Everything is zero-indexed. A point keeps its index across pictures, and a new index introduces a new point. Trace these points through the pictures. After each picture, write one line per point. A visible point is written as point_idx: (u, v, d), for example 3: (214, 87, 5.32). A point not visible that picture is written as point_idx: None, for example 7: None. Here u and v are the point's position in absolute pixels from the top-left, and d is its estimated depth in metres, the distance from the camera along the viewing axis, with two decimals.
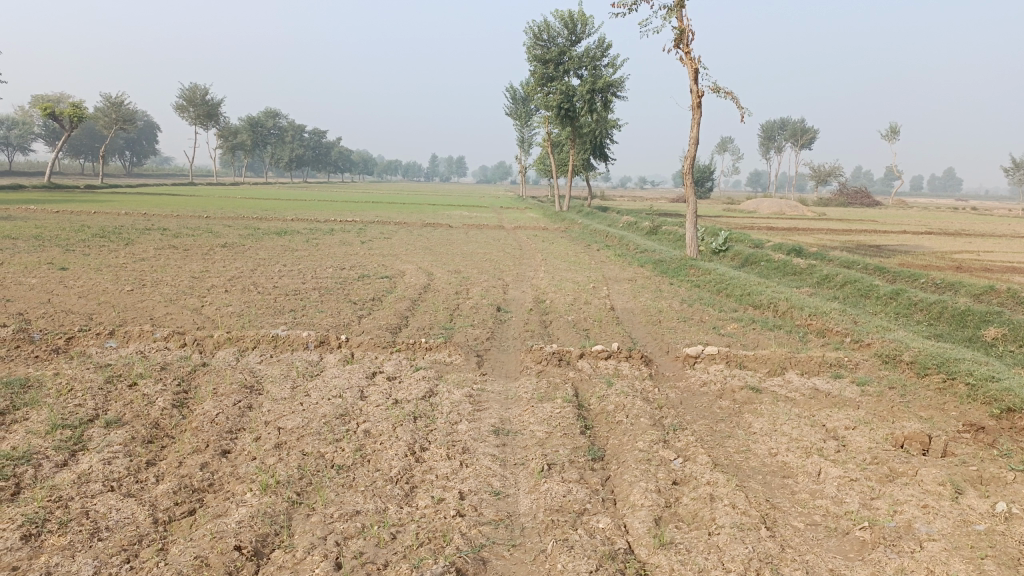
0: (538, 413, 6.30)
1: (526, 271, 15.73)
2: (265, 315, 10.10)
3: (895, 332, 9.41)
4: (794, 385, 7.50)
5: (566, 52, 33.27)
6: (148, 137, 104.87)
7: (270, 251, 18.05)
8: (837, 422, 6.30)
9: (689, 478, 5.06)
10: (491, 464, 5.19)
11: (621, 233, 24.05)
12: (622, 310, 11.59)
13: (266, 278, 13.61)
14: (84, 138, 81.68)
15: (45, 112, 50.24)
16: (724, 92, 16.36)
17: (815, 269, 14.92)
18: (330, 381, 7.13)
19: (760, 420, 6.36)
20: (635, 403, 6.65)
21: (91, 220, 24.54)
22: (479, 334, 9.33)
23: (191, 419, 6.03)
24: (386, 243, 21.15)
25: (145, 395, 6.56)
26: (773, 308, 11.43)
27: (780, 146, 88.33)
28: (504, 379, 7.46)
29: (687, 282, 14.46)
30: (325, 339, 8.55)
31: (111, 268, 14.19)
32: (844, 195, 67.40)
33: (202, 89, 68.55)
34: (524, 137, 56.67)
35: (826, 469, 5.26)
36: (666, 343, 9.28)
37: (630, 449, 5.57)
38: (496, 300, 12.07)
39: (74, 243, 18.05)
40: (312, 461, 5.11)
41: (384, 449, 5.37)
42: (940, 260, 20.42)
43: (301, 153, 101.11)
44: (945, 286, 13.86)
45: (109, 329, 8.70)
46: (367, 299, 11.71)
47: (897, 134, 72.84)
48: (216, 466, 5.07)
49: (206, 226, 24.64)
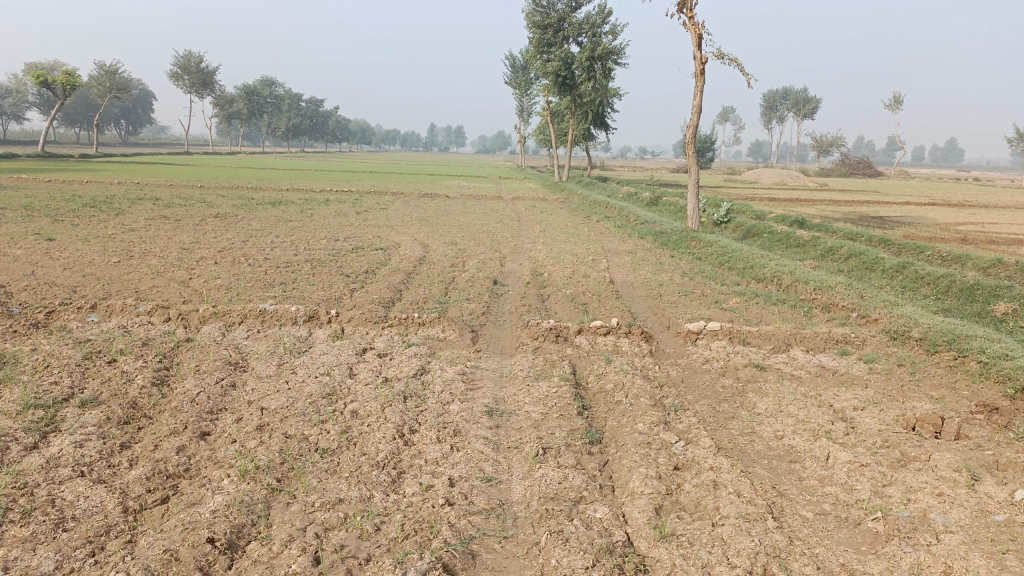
0: (533, 393, 6.04)
1: (523, 243, 15.39)
2: (254, 288, 9.79)
3: (903, 306, 9.13)
4: (800, 362, 7.23)
5: (565, 18, 32.60)
6: (143, 106, 103.82)
7: (264, 222, 17.73)
8: (845, 403, 6.04)
9: (692, 463, 4.81)
10: (484, 447, 4.93)
11: (621, 205, 23.68)
12: (621, 283, 11.30)
13: (257, 250, 13.29)
14: (78, 107, 80.75)
15: (38, 79, 49.37)
16: (728, 59, 15.91)
17: (818, 241, 14.60)
18: (318, 358, 6.86)
19: (765, 400, 6.10)
20: (635, 382, 6.38)
21: (82, 190, 24.17)
22: (475, 308, 9.05)
23: (170, 399, 5.77)
24: (382, 214, 20.77)
25: (124, 373, 6.29)
26: (777, 281, 11.12)
27: (781, 116, 87.36)
28: (499, 356, 7.19)
29: (688, 254, 14.16)
30: (315, 314, 8.26)
31: (99, 239, 13.86)
32: (845, 166, 66.79)
33: (196, 56, 67.56)
34: (524, 106, 55.97)
35: (835, 454, 5.01)
36: (667, 318, 8.99)
37: (630, 431, 5.31)
38: (493, 272, 11.77)
39: (63, 214, 17.69)
40: (294, 445, 4.85)
41: (371, 431, 5.11)
42: (945, 232, 20.07)
43: (298, 122, 100.12)
44: (951, 259, 13.56)
45: (91, 303, 8.40)
46: (360, 271, 11.40)
47: (900, 105, 72.00)
48: (194, 450, 4.82)
49: (199, 196, 24.24)
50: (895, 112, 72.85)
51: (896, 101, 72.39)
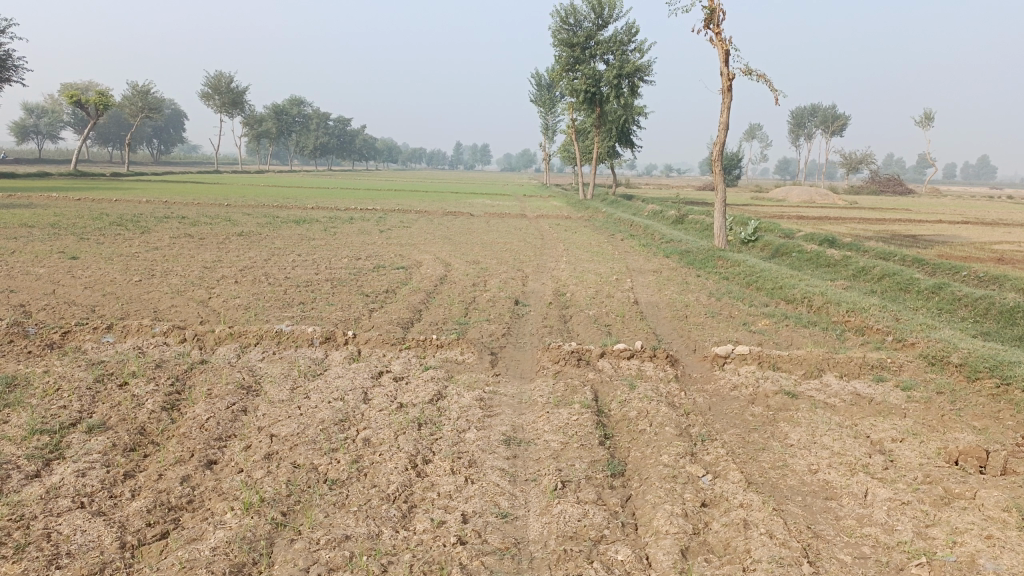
0: (553, 420, 5.80)
1: (546, 262, 15.19)
2: (273, 308, 9.66)
3: (941, 330, 8.77)
4: (833, 389, 6.91)
5: (592, 36, 32.54)
6: (174, 125, 105.55)
7: (286, 240, 17.69)
8: (883, 434, 5.72)
9: (720, 499, 4.53)
10: (500, 480, 4.70)
11: (646, 223, 23.39)
12: (646, 304, 11.03)
13: (278, 268, 13.22)
14: (111, 126, 82.22)
15: (73, 99, 50.29)
16: (756, 75, 15.65)
17: (850, 260, 14.22)
18: (332, 382, 6.67)
19: (797, 430, 5.80)
20: (660, 409, 6.11)
21: (110, 208, 24.41)
22: (495, 330, 8.84)
23: (179, 424, 5.61)
24: (405, 232, 20.70)
25: (134, 396, 6.15)
26: (808, 303, 10.78)
27: (809, 133, 86.58)
28: (518, 381, 6.96)
29: (715, 273, 13.86)
30: (332, 335, 8.10)
31: (122, 258, 13.87)
32: (875, 183, 65.90)
33: (227, 76, 68.51)
34: (549, 124, 55.99)
35: (874, 491, 4.71)
36: (693, 341, 8.71)
37: (654, 463, 5.04)
38: (515, 292, 11.57)
39: (90, 232, 17.79)
40: (302, 475, 4.65)
41: (383, 461, 4.90)
42: (981, 251, 19.53)
43: (325, 141, 101.17)
44: (989, 279, 13.11)
45: (107, 323, 8.30)
46: (380, 291, 11.25)
47: (931, 121, 71.10)
48: (199, 480, 4.65)
49: (224, 214, 24.35)
50: (926, 128, 71.81)
51: (927, 118, 71.29)
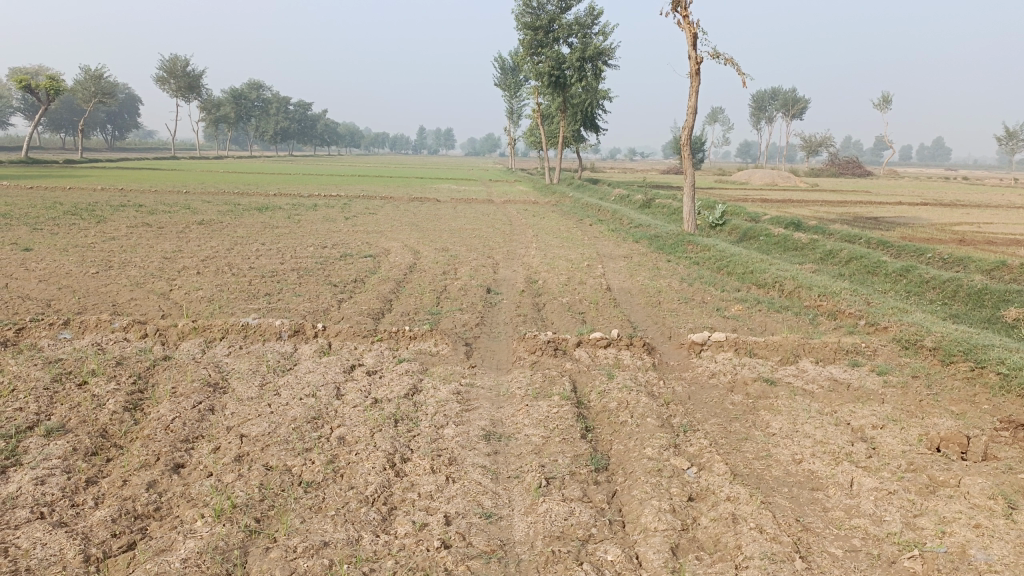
0: (532, 414, 5.67)
1: (516, 248, 15.03)
2: (238, 300, 9.37)
3: (912, 313, 8.81)
4: (810, 375, 6.89)
5: (556, 19, 32.26)
6: (129, 111, 102.97)
7: (249, 229, 17.28)
8: (863, 420, 5.70)
9: (706, 493, 4.45)
10: (482, 478, 4.56)
11: (614, 207, 23.33)
12: (619, 290, 10.95)
13: (242, 258, 12.87)
14: (64, 111, 79.91)
15: (21, 84, 48.53)
16: (724, 59, 15.59)
17: (817, 244, 14.29)
18: (303, 377, 6.46)
19: (779, 418, 5.74)
20: (640, 400, 6.01)
21: (64, 197, 23.66)
22: (468, 319, 8.68)
23: (143, 425, 5.37)
24: (371, 219, 20.39)
25: (95, 396, 5.88)
26: (779, 287, 10.79)
27: (770, 116, 87.32)
28: (495, 372, 6.81)
29: (685, 258, 13.84)
30: (300, 328, 7.86)
31: (78, 249, 13.40)
32: (835, 165, 66.74)
33: (183, 59, 66.87)
34: (513, 108, 55.62)
35: (860, 480, 4.67)
36: (668, 328, 8.63)
37: (637, 457, 4.95)
38: (486, 280, 11.40)
39: (43, 222, 17.19)
40: (275, 478, 4.46)
41: (360, 461, 4.73)
42: (942, 233, 19.81)
43: (286, 126, 99.46)
44: (953, 261, 13.26)
45: (64, 318, 7.97)
46: (348, 280, 11.00)
47: (889, 104, 72.12)
48: (166, 486, 4.43)
49: (183, 202, 23.75)
50: (884, 111, 72.81)
51: (885, 100, 72.26)
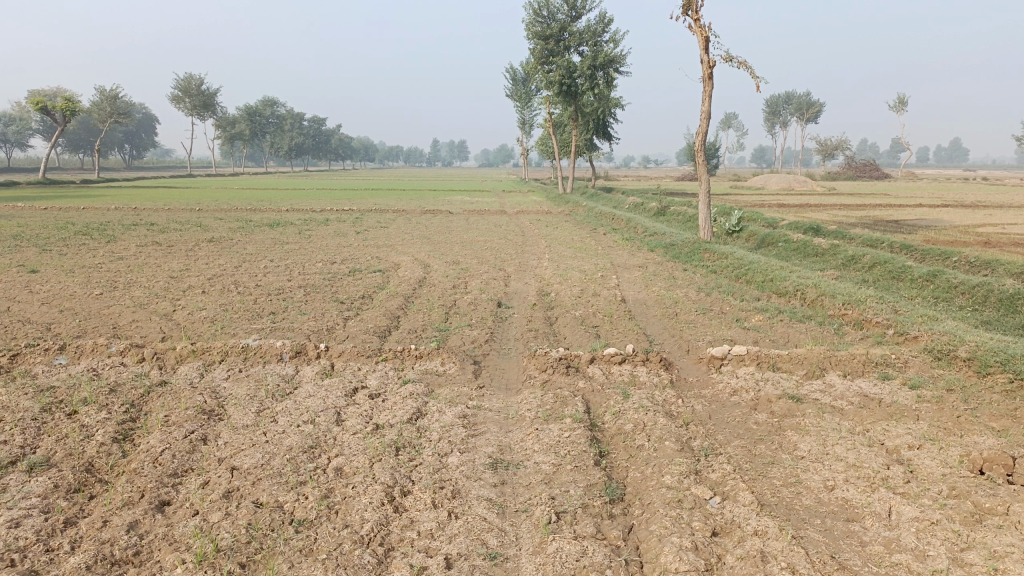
0: (542, 439, 5.32)
1: (529, 260, 14.71)
2: (241, 320, 9.10)
3: (943, 321, 8.39)
4: (838, 391, 6.49)
5: (566, 28, 32.00)
6: (145, 130, 103.93)
7: (259, 245, 17.09)
8: (898, 440, 5.31)
9: (732, 527, 4.08)
10: (487, 514, 4.22)
11: (629, 216, 22.97)
12: (634, 302, 10.60)
13: (249, 276, 12.63)
14: (81, 132, 80.62)
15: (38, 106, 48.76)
16: (737, 62, 15.22)
17: (839, 249, 13.86)
18: (303, 402, 6.16)
19: (807, 439, 5.37)
20: (657, 421, 5.65)
21: (76, 217, 23.63)
22: (477, 336, 8.35)
23: (131, 458, 5.08)
24: (382, 232, 20.16)
25: (84, 427, 5.60)
26: (801, 296, 10.38)
27: (785, 120, 86.65)
28: (504, 393, 6.48)
29: (702, 267, 13.46)
30: (302, 349, 7.56)
31: (85, 270, 13.21)
32: (852, 169, 65.97)
33: (197, 78, 67.33)
34: (526, 118, 55.42)
35: (898, 509, 4.29)
36: (686, 341, 8.27)
37: (655, 485, 4.59)
38: (497, 294, 11.08)
39: (53, 242, 17.08)
40: (265, 517, 4.15)
41: (357, 496, 4.40)
42: (965, 235, 19.31)
43: (300, 141, 99.86)
44: (981, 264, 12.80)
45: (60, 343, 7.72)
46: (355, 296, 10.73)
47: (905, 106, 71.28)
48: (149, 527, 4.12)
49: (195, 219, 23.62)
50: (901, 112, 71.93)
51: (901, 102, 71.40)
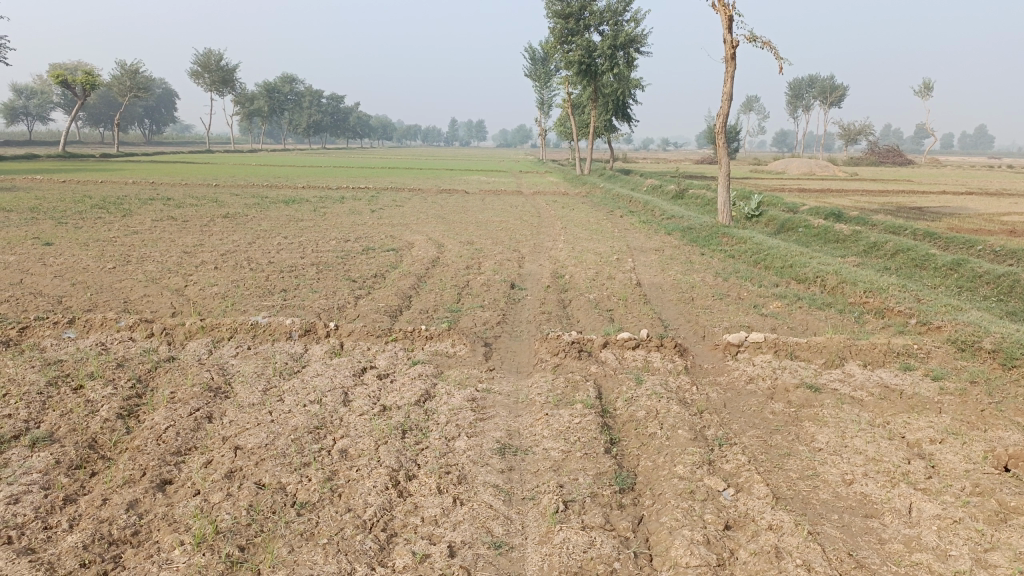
0: (552, 424, 5.20)
1: (544, 242, 14.55)
2: (252, 297, 9.02)
3: (967, 311, 8.17)
4: (858, 381, 6.33)
5: (586, 7, 31.53)
6: (165, 105, 104.19)
7: (273, 222, 17.03)
8: (920, 434, 5.15)
9: (746, 520, 3.95)
10: (493, 501, 4.11)
11: (646, 198, 22.73)
12: (649, 285, 10.43)
13: (262, 252, 12.57)
14: (101, 106, 80.92)
15: (58, 80, 48.74)
16: (760, 42, 14.88)
17: (860, 235, 13.60)
18: (310, 381, 6.07)
19: (825, 431, 5.22)
20: (670, 408, 5.51)
21: (94, 190, 23.68)
22: (489, 317, 8.24)
23: (135, 435, 5.01)
24: (397, 211, 20.05)
25: (89, 402, 5.54)
26: (821, 283, 10.17)
27: (807, 104, 85.56)
28: (514, 376, 6.36)
29: (719, 251, 13.25)
30: (311, 327, 7.47)
31: (99, 244, 13.21)
32: (875, 154, 65.02)
33: (216, 54, 67.25)
34: (545, 98, 54.96)
35: (919, 506, 4.14)
36: (701, 326, 8.12)
37: (667, 475, 4.46)
38: (510, 275, 10.94)
39: (69, 216, 17.10)
40: (267, 499, 4.07)
41: (361, 479, 4.31)
42: (990, 223, 18.93)
43: (319, 119, 99.74)
44: (1006, 254, 12.50)
45: (69, 317, 7.67)
46: (368, 275, 10.63)
47: (931, 91, 69.97)
48: (150, 506, 4.05)
49: (211, 195, 23.61)
50: (926, 97, 70.66)
51: (926, 87, 70.15)
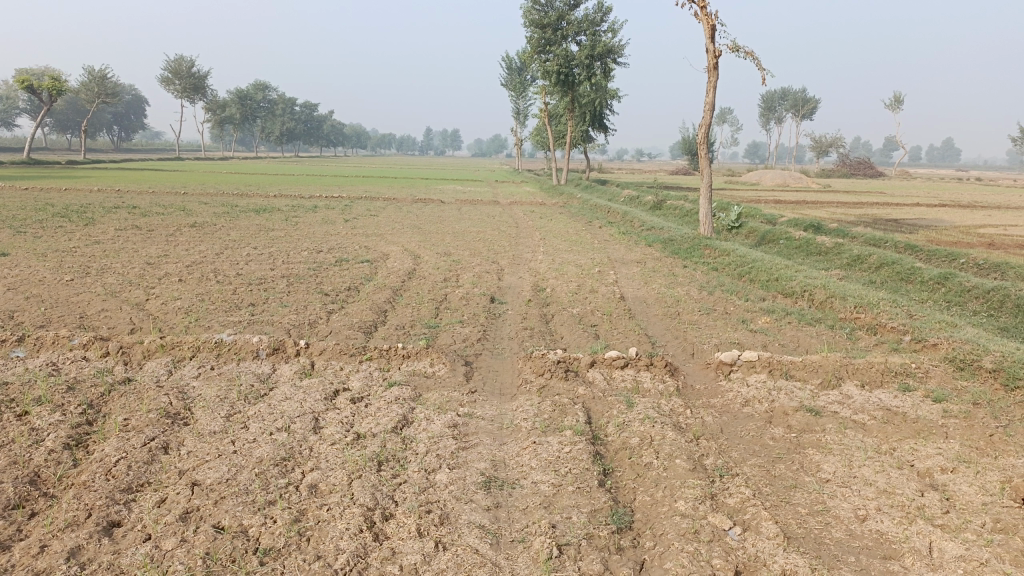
0: (541, 454, 4.82)
1: (523, 253, 14.20)
2: (217, 312, 8.55)
3: (962, 328, 7.94)
4: (858, 402, 6.03)
5: (564, 16, 31.37)
6: (136, 112, 102.64)
7: (243, 232, 16.50)
8: (929, 462, 4.85)
9: (757, 565, 3.60)
10: (479, 545, 3.72)
11: (624, 209, 22.49)
12: (633, 299, 10.11)
13: (230, 264, 12.08)
14: (68, 112, 79.36)
15: (24, 84, 47.58)
16: (743, 52, 14.70)
17: (843, 248, 13.41)
18: (279, 406, 5.63)
19: (831, 459, 4.89)
20: (665, 434, 5.15)
21: (58, 198, 22.91)
22: (469, 333, 7.86)
23: (82, 469, 4.56)
24: (372, 221, 19.60)
25: (34, 431, 5.06)
26: (810, 297, 9.90)
27: (780, 116, 86.38)
28: (497, 399, 5.97)
29: (701, 263, 12.99)
30: (280, 345, 7.03)
31: (58, 254, 12.61)
32: (846, 166, 65.66)
33: (188, 61, 66.28)
34: (520, 108, 54.75)
35: (940, 545, 3.82)
36: (690, 343, 7.80)
37: (667, 513, 4.11)
38: (490, 288, 10.57)
39: (29, 225, 16.40)
40: (226, 545, 3.65)
41: (332, 520, 3.90)
42: (967, 236, 18.94)
43: (292, 127, 98.77)
44: (990, 267, 12.36)
45: (18, 335, 7.14)
46: (341, 289, 10.19)
47: (901, 103, 70.89)
48: (94, 554, 3.60)
49: (179, 203, 22.99)
50: (896, 110, 71.51)
51: (896, 100, 71.08)
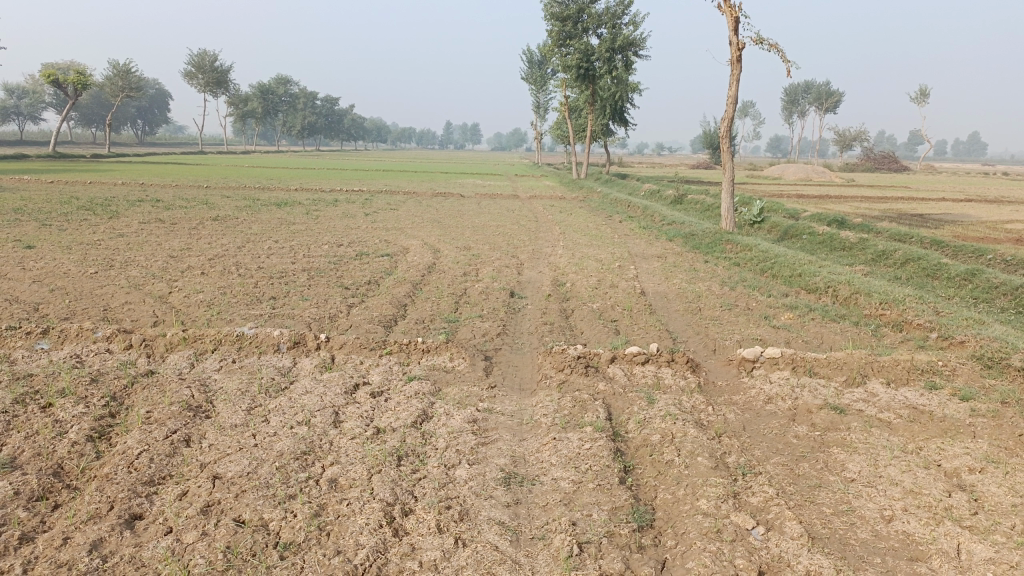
0: (561, 450, 4.79)
1: (543, 247, 14.14)
2: (238, 305, 8.59)
3: (990, 325, 7.80)
4: (883, 401, 5.94)
5: (584, 10, 31.19)
6: (159, 106, 103.56)
7: (264, 225, 16.57)
8: (957, 462, 4.76)
9: (780, 566, 3.55)
10: (498, 541, 3.70)
11: (644, 203, 22.36)
12: (654, 294, 10.04)
13: (252, 257, 12.14)
14: (93, 107, 80.22)
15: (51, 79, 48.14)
16: (767, 44, 14.52)
17: (868, 243, 13.24)
18: (299, 400, 5.64)
19: (857, 459, 4.82)
20: (687, 432, 5.10)
21: (83, 191, 23.17)
22: (489, 328, 7.84)
23: (105, 461, 4.58)
24: (392, 215, 19.63)
25: (57, 422, 5.10)
26: (833, 293, 9.78)
27: (803, 110, 85.52)
28: (517, 394, 5.94)
29: (723, 259, 12.88)
30: (301, 339, 7.04)
31: (82, 247, 12.73)
32: (870, 160, 64.89)
33: (210, 55, 66.70)
34: (541, 102, 54.57)
35: (969, 547, 3.75)
36: (712, 339, 7.72)
37: (688, 512, 4.06)
38: (509, 283, 10.53)
39: (55, 218, 16.58)
40: (247, 539, 3.65)
41: (352, 515, 3.89)
42: (994, 231, 18.64)
43: (313, 121, 99.20)
44: (1019, 263, 12.14)
45: (43, 327, 7.21)
46: (361, 282, 10.20)
47: (927, 96, 69.92)
48: (117, 547, 3.61)
49: (201, 196, 23.16)
50: (921, 103, 70.52)
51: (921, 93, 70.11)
